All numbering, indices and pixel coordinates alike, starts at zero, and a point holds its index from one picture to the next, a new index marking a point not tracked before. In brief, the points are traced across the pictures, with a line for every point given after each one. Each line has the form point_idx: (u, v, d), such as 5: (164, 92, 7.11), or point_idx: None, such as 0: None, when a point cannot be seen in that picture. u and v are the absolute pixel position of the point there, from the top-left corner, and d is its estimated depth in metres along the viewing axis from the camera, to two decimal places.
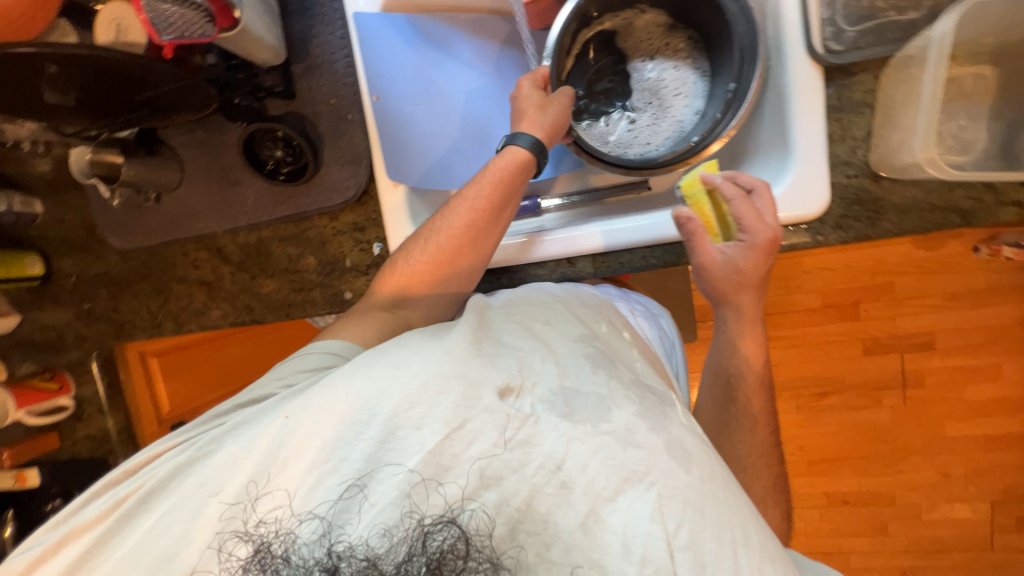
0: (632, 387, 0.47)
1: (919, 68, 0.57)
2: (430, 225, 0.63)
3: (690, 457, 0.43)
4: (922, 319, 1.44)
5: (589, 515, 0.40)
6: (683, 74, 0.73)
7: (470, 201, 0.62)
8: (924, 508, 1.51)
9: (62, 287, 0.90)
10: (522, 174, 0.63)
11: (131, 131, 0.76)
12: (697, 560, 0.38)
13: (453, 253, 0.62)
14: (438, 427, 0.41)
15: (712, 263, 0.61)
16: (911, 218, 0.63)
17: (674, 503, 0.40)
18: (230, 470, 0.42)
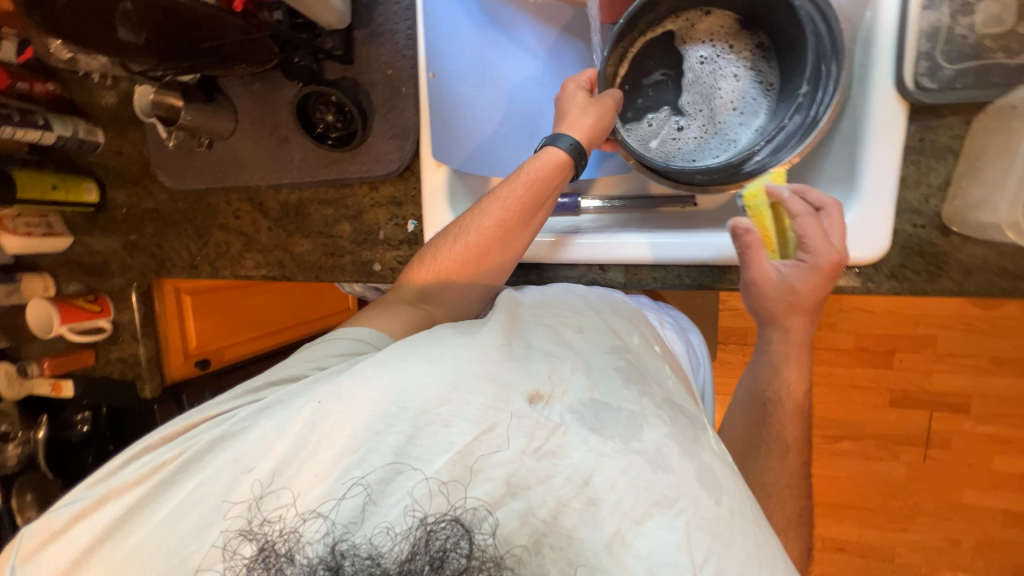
0: (664, 407, 0.46)
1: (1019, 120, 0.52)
2: (461, 222, 0.63)
3: (722, 487, 0.42)
4: (961, 380, 1.36)
5: (614, 536, 0.39)
6: (743, 88, 0.68)
7: (502, 201, 0.61)
8: (923, 570, 1.46)
9: (114, 217, 0.95)
10: (560, 176, 0.62)
11: (193, 76, 0.78)
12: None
13: (481, 251, 0.62)
14: (468, 428, 0.41)
15: (765, 279, 0.55)
16: (976, 279, 0.59)
17: (702, 533, 0.38)
18: (256, 452, 0.43)
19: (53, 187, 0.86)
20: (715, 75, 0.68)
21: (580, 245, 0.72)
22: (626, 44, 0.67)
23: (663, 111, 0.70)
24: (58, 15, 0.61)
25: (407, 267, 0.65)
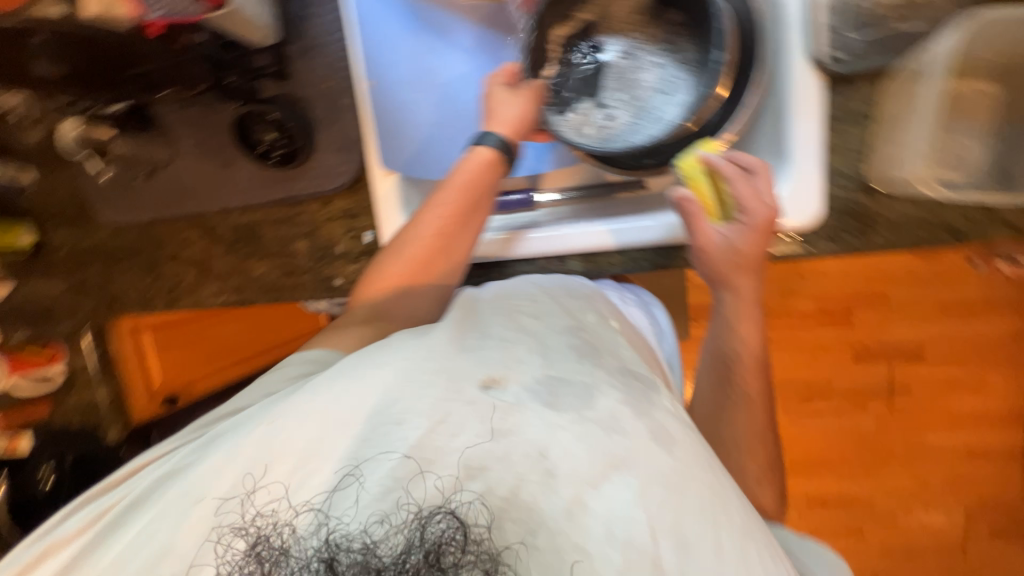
0: (619, 376, 0.48)
1: (924, 84, 0.59)
2: (402, 235, 0.63)
3: (673, 441, 0.43)
4: (912, 329, 1.45)
5: (573, 501, 0.39)
6: (664, 67, 0.69)
7: (438, 206, 0.62)
8: (901, 513, 1.53)
9: (53, 259, 0.90)
10: (493, 173, 0.63)
11: (122, 105, 0.74)
12: (679, 542, 0.38)
13: (427, 257, 0.62)
14: (421, 422, 0.41)
15: (710, 244, 0.59)
16: (904, 234, 0.62)
17: (657, 487, 0.40)
18: (216, 475, 0.42)
19: None
20: (632, 62, 0.69)
21: (541, 240, 0.74)
22: (547, 35, 0.67)
23: (590, 100, 0.69)
24: None
25: (354, 290, 0.64)
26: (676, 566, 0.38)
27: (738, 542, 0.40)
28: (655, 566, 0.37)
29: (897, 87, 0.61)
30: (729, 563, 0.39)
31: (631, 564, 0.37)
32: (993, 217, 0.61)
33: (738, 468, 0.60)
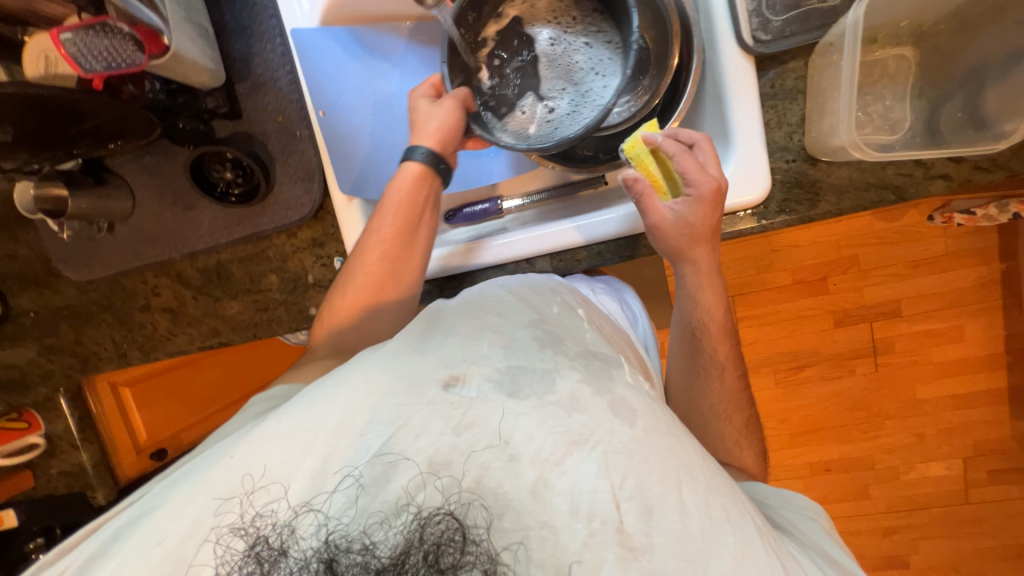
0: (578, 358, 0.48)
1: (838, 55, 0.60)
2: (351, 266, 0.67)
3: (634, 412, 0.45)
4: (886, 289, 1.49)
5: (537, 481, 0.40)
6: (593, 52, 0.70)
7: (378, 230, 0.66)
8: (901, 469, 1.56)
9: (22, 324, 0.88)
10: (422, 187, 0.68)
11: (75, 162, 0.75)
12: (643, 506, 0.40)
13: (378, 280, 0.66)
14: (381, 430, 0.42)
15: (663, 220, 0.64)
16: (849, 198, 0.66)
17: (618, 457, 0.41)
18: (217, 475, 0.42)
19: None
20: (565, 52, 0.71)
21: (508, 244, 0.75)
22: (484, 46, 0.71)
23: (529, 96, 0.71)
24: None
25: (317, 321, 0.67)
26: (641, 528, 0.39)
27: (700, 498, 0.41)
28: (619, 532, 0.39)
29: (817, 64, 0.64)
30: (694, 517, 0.40)
31: (596, 532, 0.39)
32: (930, 174, 0.64)
33: (718, 430, 0.69)
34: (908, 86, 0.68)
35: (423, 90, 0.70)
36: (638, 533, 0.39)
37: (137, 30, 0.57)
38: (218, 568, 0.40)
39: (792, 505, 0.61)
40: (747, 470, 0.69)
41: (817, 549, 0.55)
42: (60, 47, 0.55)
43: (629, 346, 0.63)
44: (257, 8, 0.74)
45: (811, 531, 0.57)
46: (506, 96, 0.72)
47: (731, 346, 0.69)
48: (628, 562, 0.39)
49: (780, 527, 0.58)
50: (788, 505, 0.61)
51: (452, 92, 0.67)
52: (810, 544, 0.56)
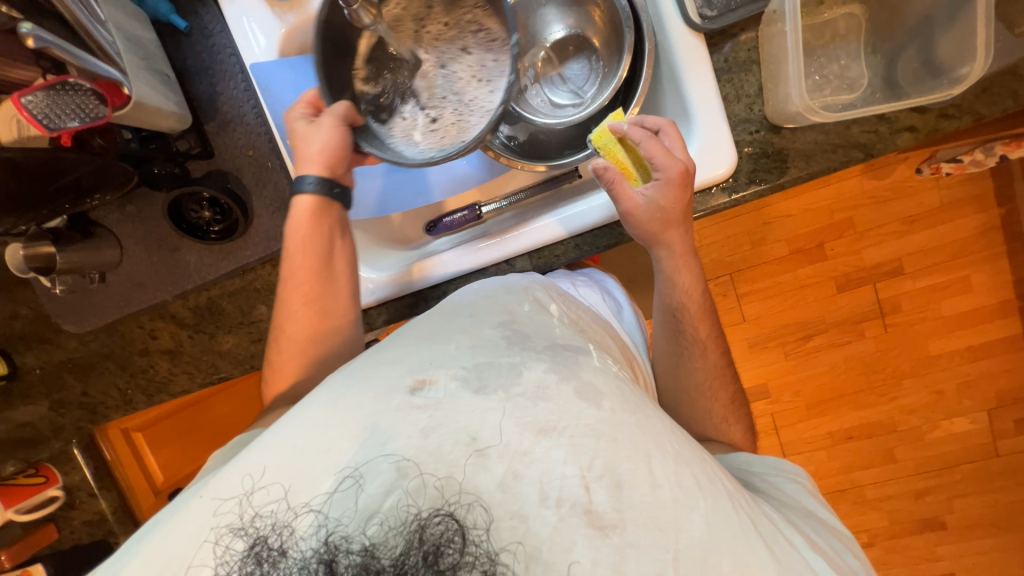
0: (546, 351, 0.50)
1: (782, 23, 0.61)
2: (281, 310, 0.68)
3: (601, 394, 0.47)
4: (886, 248, 1.47)
5: (507, 474, 0.41)
6: (475, 57, 0.71)
7: (295, 276, 0.68)
8: (925, 428, 1.53)
9: (29, 382, 0.89)
10: (320, 218, 0.68)
11: (61, 219, 0.76)
12: (613, 483, 0.42)
13: (310, 323, 0.68)
14: (352, 445, 0.42)
15: (635, 207, 0.63)
16: (818, 160, 0.66)
17: (587, 440, 0.43)
18: (224, 476, 0.43)
19: None
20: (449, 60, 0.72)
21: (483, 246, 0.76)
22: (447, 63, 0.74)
23: (410, 106, 0.72)
24: None
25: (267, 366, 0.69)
26: (611, 506, 0.41)
27: (668, 469, 0.44)
28: (588, 512, 0.41)
29: (765, 33, 0.66)
30: (664, 487, 0.43)
31: (565, 517, 0.41)
32: (895, 127, 0.65)
33: (706, 409, 0.70)
34: (862, 44, 0.70)
35: (299, 109, 0.69)
36: (610, 510, 0.41)
37: (98, 85, 0.59)
38: (217, 568, 0.40)
39: (777, 470, 0.62)
40: (735, 445, 0.69)
41: (800, 508, 0.57)
42: (23, 111, 0.55)
43: (608, 335, 0.68)
44: (217, 49, 0.76)
45: (795, 494, 0.59)
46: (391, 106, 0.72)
47: (711, 321, 0.70)
48: (598, 539, 0.40)
49: (764, 493, 0.59)
50: (772, 470, 0.62)
51: (332, 107, 0.66)
52: (792, 503, 0.57)
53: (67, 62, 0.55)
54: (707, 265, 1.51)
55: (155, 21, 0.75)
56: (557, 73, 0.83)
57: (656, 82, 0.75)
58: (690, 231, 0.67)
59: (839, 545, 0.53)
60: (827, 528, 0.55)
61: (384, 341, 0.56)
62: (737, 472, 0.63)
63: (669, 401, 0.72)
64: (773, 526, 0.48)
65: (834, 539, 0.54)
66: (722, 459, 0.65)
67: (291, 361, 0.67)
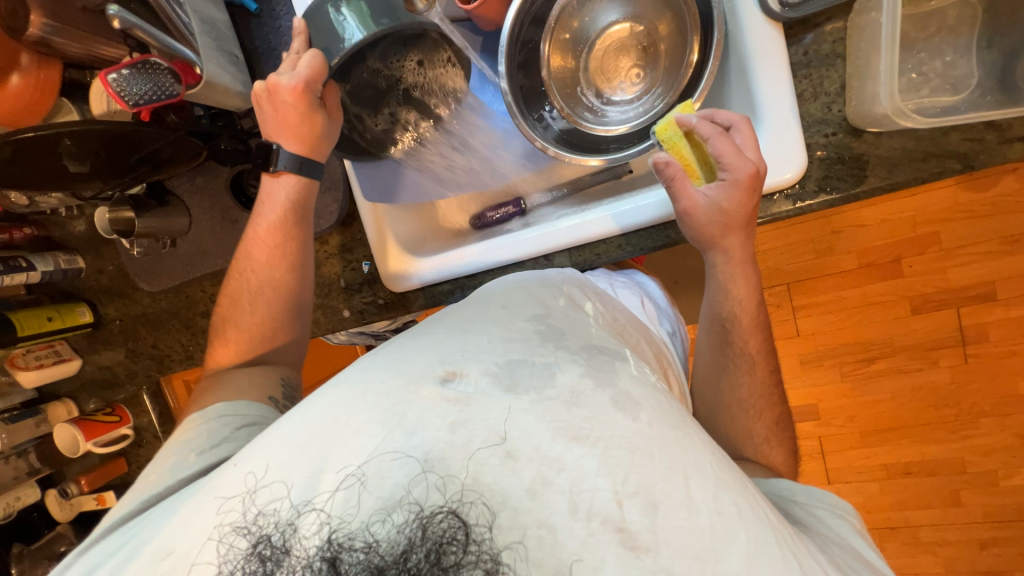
0: (581, 352, 0.50)
1: (877, 12, 0.55)
2: (248, 275, 0.73)
3: (638, 406, 0.46)
4: (977, 269, 1.31)
5: (534, 479, 0.41)
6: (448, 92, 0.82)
7: (273, 251, 0.72)
8: (1001, 474, 1.37)
9: (110, 331, 1.00)
10: (302, 197, 0.72)
11: (142, 187, 0.83)
12: (648, 503, 0.41)
13: (291, 295, 0.74)
14: (377, 429, 0.44)
15: (695, 207, 0.60)
16: (902, 170, 0.59)
17: (621, 453, 0.43)
18: (226, 478, 0.46)
19: (49, 318, 0.92)
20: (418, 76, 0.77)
21: (524, 238, 0.75)
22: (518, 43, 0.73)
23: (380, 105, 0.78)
24: (18, 168, 0.68)
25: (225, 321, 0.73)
26: (646, 526, 0.40)
27: (708, 493, 0.42)
28: (621, 530, 0.40)
29: (856, 23, 0.59)
30: (701, 513, 0.41)
31: (595, 531, 0.40)
32: (1006, 136, 0.56)
33: (745, 427, 0.66)
34: (973, 38, 0.61)
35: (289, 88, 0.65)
36: (645, 531, 0.40)
37: (173, 63, 0.62)
38: (219, 565, 0.42)
39: (822, 503, 0.56)
40: (775, 467, 0.64)
41: (849, 548, 0.51)
42: (108, 86, 0.60)
43: (645, 340, 0.66)
44: (282, 30, 0.79)
45: (840, 528, 0.54)
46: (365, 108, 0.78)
47: (760, 333, 0.66)
48: (631, 561, 0.39)
49: (805, 525, 0.54)
50: (816, 502, 0.57)
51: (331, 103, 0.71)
52: (837, 539, 0.52)
53: (149, 43, 0.60)
54: (762, 272, 1.41)
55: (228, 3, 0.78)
56: (614, 64, 0.80)
57: (723, 75, 0.69)
58: (752, 237, 0.63)
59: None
60: (870, 568, 0.49)
61: (417, 328, 0.57)
62: (778, 498, 0.58)
63: (708, 415, 0.69)
64: (818, 566, 0.44)
65: None
66: (760, 484, 0.61)
67: (268, 324, 0.72)
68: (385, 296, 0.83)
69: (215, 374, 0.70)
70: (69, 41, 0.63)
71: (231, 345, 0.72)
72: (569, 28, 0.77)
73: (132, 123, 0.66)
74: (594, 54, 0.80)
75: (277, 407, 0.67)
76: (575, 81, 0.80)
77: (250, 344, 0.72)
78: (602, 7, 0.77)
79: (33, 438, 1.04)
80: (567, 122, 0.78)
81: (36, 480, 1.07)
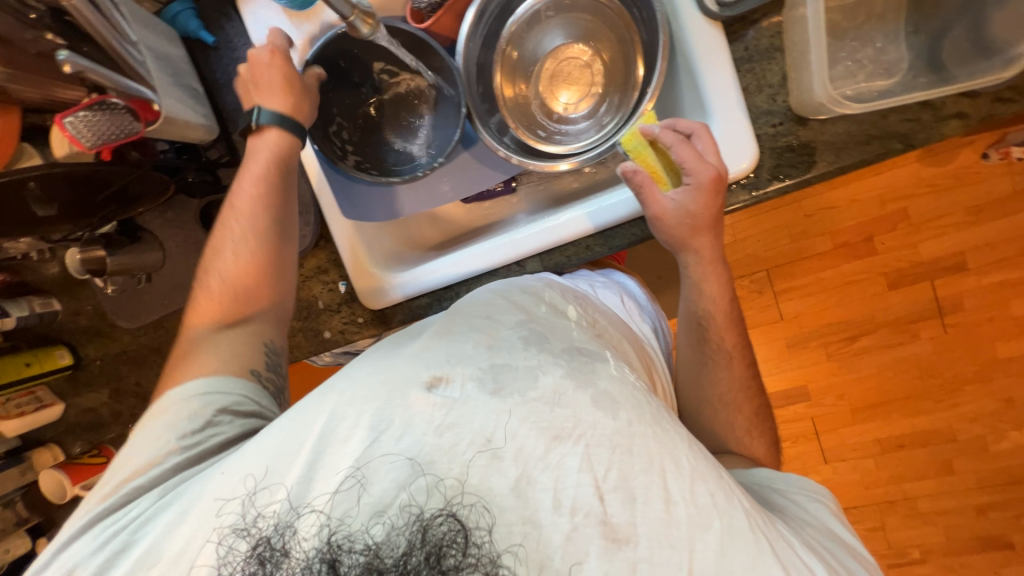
0: (562, 355, 0.51)
1: (803, 8, 0.58)
2: (229, 232, 0.68)
3: (617, 404, 0.47)
4: (946, 241, 1.35)
5: (519, 478, 0.43)
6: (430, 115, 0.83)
7: (248, 201, 0.68)
8: (990, 438, 1.39)
9: (91, 372, 0.98)
10: (283, 146, 0.70)
11: (112, 225, 0.82)
12: (627, 496, 0.43)
13: (264, 249, 0.67)
14: (364, 436, 0.44)
15: (663, 212, 0.61)
16: (849, 153, 0.61)
17: (602, 451, 0.44)
18: (223, 478, 0.46)
19: (27, 363, 0.92)
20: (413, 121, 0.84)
21: (497, 246, 0.76)
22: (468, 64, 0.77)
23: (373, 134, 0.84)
24: None
25: (189, 305, 0.67)
26: (626, 519, 0.43)
27: (686, 488, 0.44)
28: (603, 524, 0.42)
29: (788, 17, 0.62)
30: (679, 505, 0.43)
31: (579, 526, 0.42)
32: (941, 115, 0.59)
33: (727, 420, 0.68)
34: (899, 25, 0.65)
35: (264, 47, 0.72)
36: (624, 523, 0.42)
37: (132, 102, 0.63)
38: (219, 566, 0.44)
39: (798, 487, 0.58)
40: (756, 459, 0.66)
41: (823, 529, 0.53)
42: (65, 129, 0.60)
43: (626, 339, 0.67)
44: (242, 61, 0.82)
45: (818, 512, 0.55)
46: (359, 143, 0.83)
47: (735, 322, 0.67)
48: (611, 552, 0.42)
49: (783, 511, 0.55)
50: (795, 488, 0.58)
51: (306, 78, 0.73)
52: (813, 522, 0.54)
53: (105, 85, 0.60)
54: (744, 259, 1.43)
55: (185, 38, 0.80)
56: (578, 81, 0.84)
57: (672, 75, 0.72)
58: (720, 238, 0.64)
59: (863, 572, 0.49)
60: (849, 552, 0.52)
61: (391, 338, 0.58)
62: (758, 488, 0.59)
63: (691, 404, 0.71)
64: (794, 553, 0.46)
65: (854, 562, 0.50)
66: (742, 473, 0.63)
67: (249, 287, 0.66)
68: (364, 315, 0.84)
69: (190, 342, 0.64)
70: (26, 86, 0.63)
71: (200, 313, 0.65)
72: (520, 47, 0.83)
73: (95, 163, 0.67)
74: (544, 73, 0.84)
75: (261, 382, 0.63)
76: (527, 99, 0.84)
77: (229, 306, 0.65)
78: (551, 29, 0.82)
79: (19, 488, 1.03)
80: (519, 137, 0.81)
81: (25, 530, 1.05)
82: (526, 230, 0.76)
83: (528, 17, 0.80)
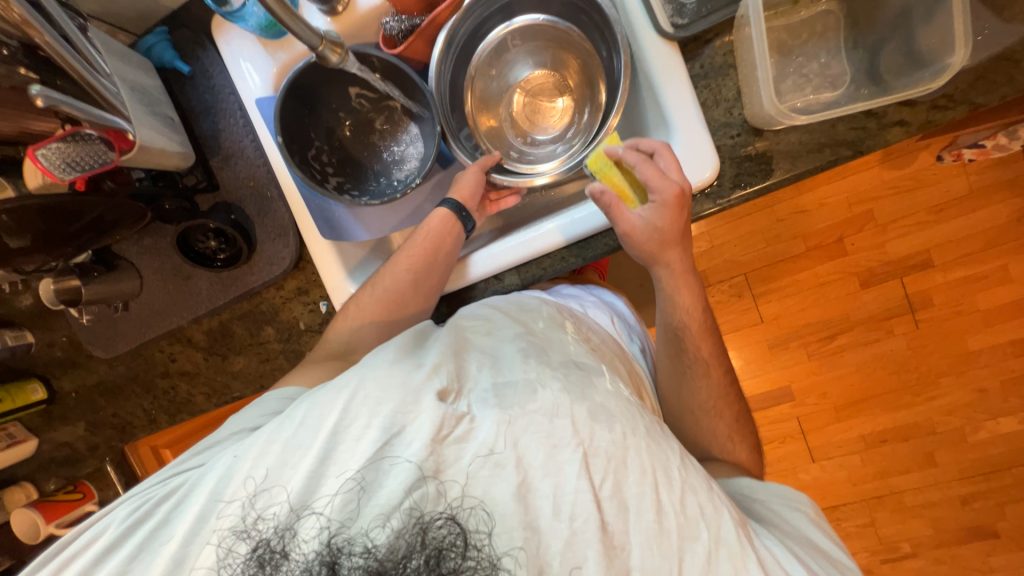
0: (560, 368, 0.52)
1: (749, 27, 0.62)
2: (380, 273, 0.74)
3: (613, 417, 0.48)
4: (912, 240, 1.40)
5: (520, 484, 0.44)
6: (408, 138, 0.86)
7: (406, 252, 0.74)
8: (968, 429, 1.43)
9: (67, 405, 0.96)
10: (450, 226, 0.76)
11: (87, 254, 0.81)
12: (621, 505, 0.45)
13: (398, 294, 0.72)
14: (376, 435, 0.44)
15: (632, 228, 0.64)
16: (803, 160, 0.65)
17: (599, 460, 0.45)
18: (227, 474, 0.46)
19: None
20: (389, 148, 0.88)
21: (476, 260, 0.78)
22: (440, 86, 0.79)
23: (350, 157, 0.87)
24: None
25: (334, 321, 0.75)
26: (620, 527, 0.44)
27: (676, 500, 0.45)
28: (602, 531, 0.43)
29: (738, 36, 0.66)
30: (669, 515, 0.45)
31: (577, 531, 0.43)
32: (883, 123, 0.63)
33: (707, 425, 0.69)
34: (841, 41, 0.69)
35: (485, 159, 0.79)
36: (619, 532, 0.44)
37: (105, 133, 0.64)
38: (218, 568, 0.44)
39: (779, 497, 0.59)
40: (728, 457, 0.69)
41: (802, 538, 0.55)
42: (40, 161, 0.63)
43: (620, 357, 0.68)
44: (217, 89, 0.83)
45: (797, 522, 0.56)
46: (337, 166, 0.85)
47: (709, 326, 0.69)
48: (609, 559, 0.43)
49: (765, 521, 0.57)
50: (774, 498, 0.59)
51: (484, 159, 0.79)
52: (792, 533, 0.55)
53: (79, 118, 0.61)
54: (722, 264, 1.47)
55: (161, 68, 0.82)
56: (548, 102, 0.88)
57: (635, 91, 0.75)
58: (689, 250, 0.67)
59: None
60: (832, 565, 0.52)
61: None
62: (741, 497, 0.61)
63: (675, 408, 0.72)
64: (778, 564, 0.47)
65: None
66: (725, 483, 0.64)
67: (375, 326, 0.71)
68: None
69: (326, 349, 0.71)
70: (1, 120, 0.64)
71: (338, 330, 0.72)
72: (490, 71, 0.87)
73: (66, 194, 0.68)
74: (514, 100, 0.89)
75: None
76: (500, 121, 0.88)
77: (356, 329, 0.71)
78: (521, 53, 0.86)
79: None
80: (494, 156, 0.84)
81: None
82: (502, 243, 0.78)
83: (496, 46, 0.84)
